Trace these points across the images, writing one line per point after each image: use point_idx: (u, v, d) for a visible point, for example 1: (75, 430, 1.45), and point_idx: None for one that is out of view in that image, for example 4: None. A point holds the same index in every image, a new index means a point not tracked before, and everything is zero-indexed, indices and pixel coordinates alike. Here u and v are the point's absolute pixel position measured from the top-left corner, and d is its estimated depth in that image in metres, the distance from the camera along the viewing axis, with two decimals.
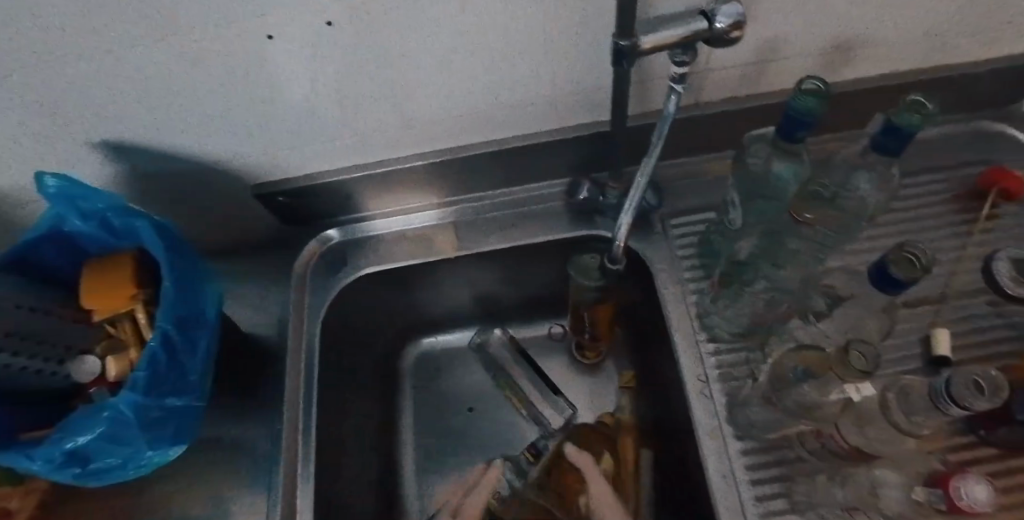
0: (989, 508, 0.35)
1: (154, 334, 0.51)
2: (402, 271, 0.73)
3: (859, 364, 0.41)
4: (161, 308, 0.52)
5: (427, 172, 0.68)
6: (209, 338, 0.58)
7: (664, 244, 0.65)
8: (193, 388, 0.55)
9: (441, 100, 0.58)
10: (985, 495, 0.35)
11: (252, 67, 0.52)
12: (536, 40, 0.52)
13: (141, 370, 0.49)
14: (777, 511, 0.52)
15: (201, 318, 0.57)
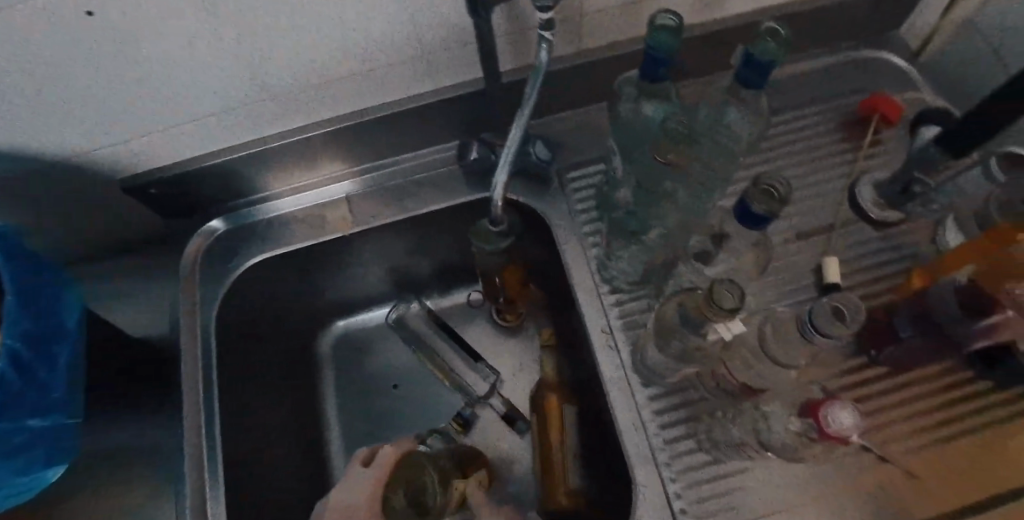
0: (855, 430, 0.35)
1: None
2: (298, 254, 0.69)
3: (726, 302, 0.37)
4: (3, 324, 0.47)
5: (306, 147, 0.63)
6: (74, 349, 0.52)
7: (560, 200, 0.64)
8: (60, 407, 0.50)
9: (304, 66, 0.53)
10: (850, 419, 0.35)
11: (71, 46, 0.45)
12: None
13: None
14: (684, 451, 0.54)
15: (59, 328, 0.51)
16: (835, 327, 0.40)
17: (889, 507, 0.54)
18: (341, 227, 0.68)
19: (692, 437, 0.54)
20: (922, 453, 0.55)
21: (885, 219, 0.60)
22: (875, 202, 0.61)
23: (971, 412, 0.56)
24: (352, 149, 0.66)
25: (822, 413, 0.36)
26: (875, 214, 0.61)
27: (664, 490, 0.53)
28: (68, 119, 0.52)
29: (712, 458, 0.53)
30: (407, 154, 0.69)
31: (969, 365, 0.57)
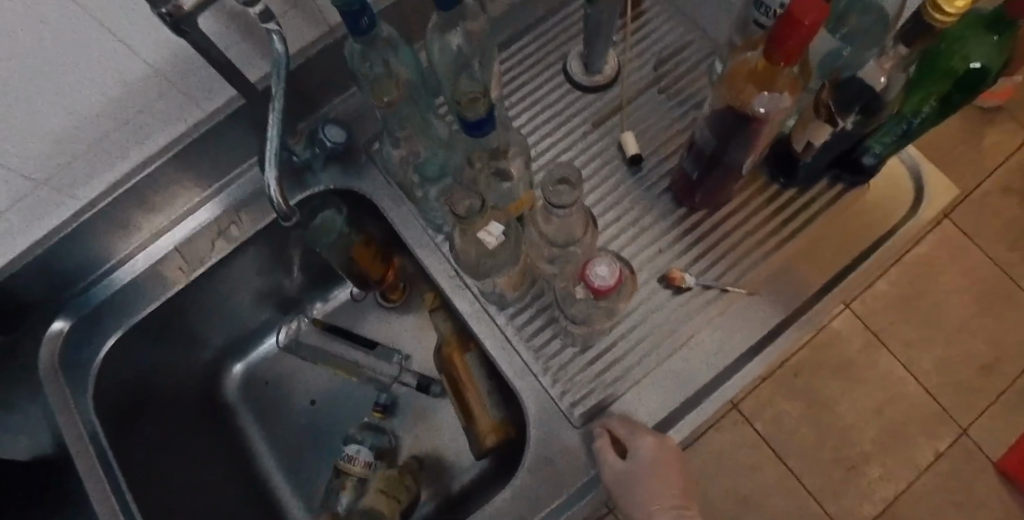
0: (616, 280, 0.38)
1: None
2: (156, 317, 0.69)
3: (466, 212, 0.42)
4: None
5: (109, 215, 0.62)
6: None
7: (371, 171, 0.66)
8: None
9: (49, 143, 0.52)
10: (609, 270, 0.38)
11: None
12: (96, 52, 0.47)
13: None
14: (555, 351, 0.58)
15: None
16: (566, 195, 0.39)
17: (740, 325, 0.60)
18: (180, 277, 0.68)
19: (557, 337, 0.59)
20: (754, 270, 0.61)
21: (595, 83, 0.65)
22: (580, 70, 0.65)
23: (786, 219, 0.62)
24: (159, 198, 0.65)
25: (589, 271, 0.39)
26: (586, 81, 0.65)
27: (545, 390, 0.57)
28: None
29: (581, 348, 0.58)
30: (216, 184, 0.70)
31: (775, 180, 0.63)
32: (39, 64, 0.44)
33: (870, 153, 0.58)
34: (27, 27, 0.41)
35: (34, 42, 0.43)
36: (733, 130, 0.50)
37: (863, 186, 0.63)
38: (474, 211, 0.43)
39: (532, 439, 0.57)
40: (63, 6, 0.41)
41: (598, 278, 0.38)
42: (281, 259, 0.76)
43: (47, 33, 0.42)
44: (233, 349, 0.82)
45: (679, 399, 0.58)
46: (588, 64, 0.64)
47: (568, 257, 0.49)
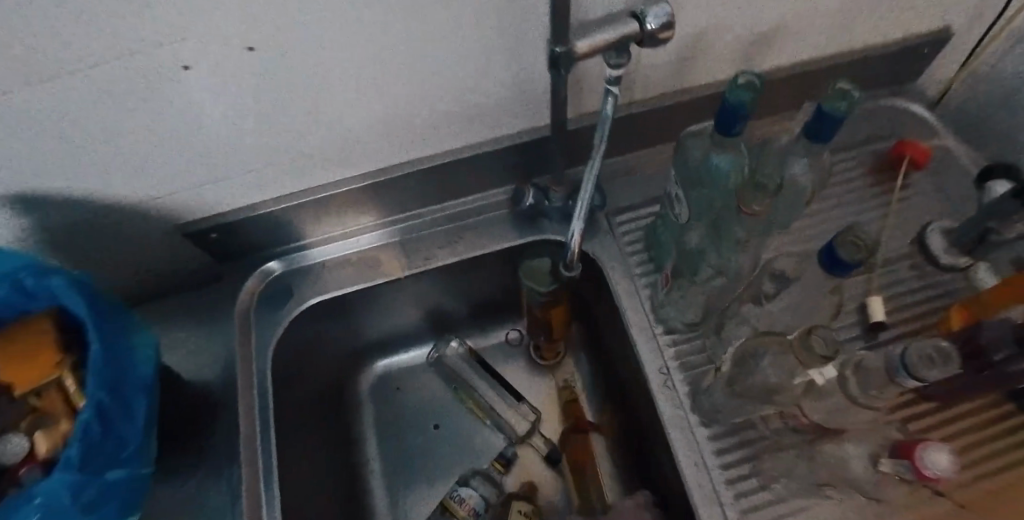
0: (952, 473, 0.38)
1: (83, 406, 0.42)
2: (350, 296, 0.70)
3: (820, 349, 0.42)
4: (88, 376, 0.43)
5: (367, 194, 0.66)
6: (148, 403, 0.48)
7: (609, 241, 0.66)
8: (74, 464, 0.41)
9: (365, 119, 0.56)
10: (947, 462, 0.38)
11: (148, 97, 0.46)
12: (461, 54, 0.51)
13: (72, 447, 0.41)
14: (749, 491, 0.53)
15: (134, 383, 0.47)
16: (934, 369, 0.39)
17: None
18: (395, 270, 0.70)
19: (755, 475, 0.54)
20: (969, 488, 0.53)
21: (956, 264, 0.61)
22: (943, 248, 0.61)
23: (1005, 447, 0.55)
24: (409, 194, 0.68)
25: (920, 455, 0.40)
26: (944, 260, 0.61)
27: None
28: (136, 166, 0.54)
29: (780, 497, 0.53)
30: (453, 202, 0.71)
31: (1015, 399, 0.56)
32: (416, 51, 0.49)
33: None
34: (440, 12, 0.46)
35: (427, 29, 0.47)
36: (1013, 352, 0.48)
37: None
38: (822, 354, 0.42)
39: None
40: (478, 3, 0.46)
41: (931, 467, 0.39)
42: (467, 284, 0.76)
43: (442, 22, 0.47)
44: (379, 345, 0.83)
45: None
46: (959, 244, 0.60)
47: (832, 407, 0.47)
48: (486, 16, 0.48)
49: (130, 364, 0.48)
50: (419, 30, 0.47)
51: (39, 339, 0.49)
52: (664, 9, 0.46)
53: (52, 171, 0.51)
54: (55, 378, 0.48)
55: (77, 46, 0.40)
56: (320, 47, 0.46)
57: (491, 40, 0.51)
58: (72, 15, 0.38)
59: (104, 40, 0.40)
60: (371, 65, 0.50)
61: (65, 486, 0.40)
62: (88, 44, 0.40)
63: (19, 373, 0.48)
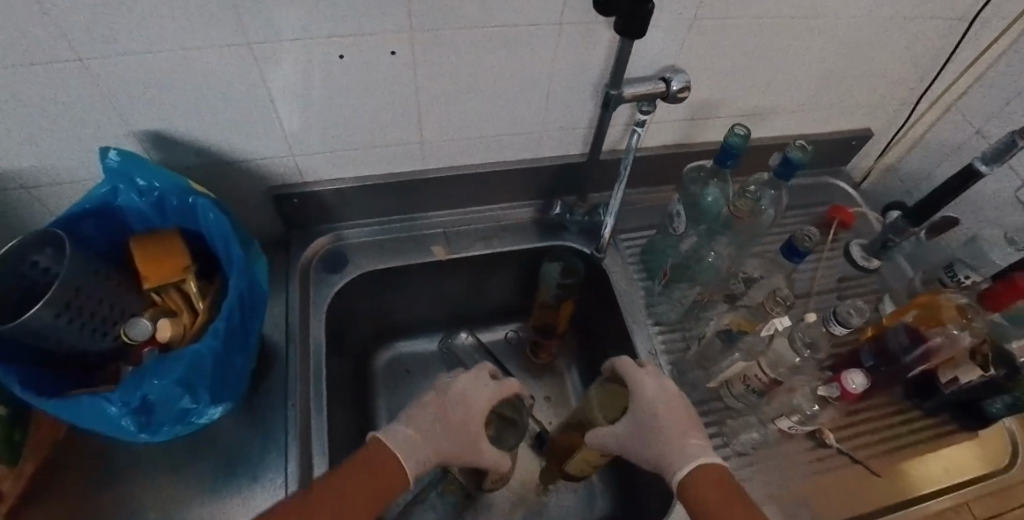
0: (864, 388, 0.57)
1: (229, 293, 0.55)
2: (394, 271, 0.83)
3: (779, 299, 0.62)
4: (234, 273, 0.57)
5: (428, 186, 0.80)
6: (262, 309, 0.61)
7: (614, 252, 0.82)
8: (219, 335, 0.54)
9: (449, 126, 0.73)
10: (861, 380, 0.57)
11: (303, 75, 0.62)
12: (537, 85, 0.69)
13: (221, 321, 0.54)
14: (714, 446, 0.68)
15: (257, 291, 0.60)
16: (852, 317, 0.61)
17: (862, 500, 0.67)
18: (439, 254, 0.84)
19: (719, 435, 0.69)
20: (876, 458, 0.70)
21: (871, 267, 0.82)
22: (861, 256, 0.83)
23: (902, 431, 0.73)
24: (458, 195, 0.83)
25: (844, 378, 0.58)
26: (862, 262, 0.82)
27: None
28: (262, 129, 0.68)
29: (738, 452, 0.68)
30: (490, 206, 0.87)
31: (909, 399, 0.75)
32: (504, 76, 0.67)
33: (995, 403, 0.68)
34: (529, 53, 0.65)
35: (517, 61, 0.65)
36: (908, 345, 0.67)
37: (975, 431, 0.73)
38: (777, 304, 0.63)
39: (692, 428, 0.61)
40: (555, 50, 0.65)
41: (851, 384, 0.57)
42: (487, 280, 0.90)
43: (529, 59, 0.65)
44: (396, 328, 0.94)
45: None
46: (873, 250, 0.82)
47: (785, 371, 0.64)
48: (559, 61, 0.67)
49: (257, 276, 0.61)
50: (511, 61, 0.65)
51: (170, 250, 0.61)
52: (684, 78, 0.65)
53: (200, 120, 0.64)
54: (176, 282, 0.60)
55: (278, 27, 0.56)
56: (440, 63, 0.64)
57: (559, 80, 0.69)
58: (287, 5, 0.54)
59: (298, 26, 0.56)
60: (468, 83, 0.67)
61: (213, 351, 0.53)
62: (286, 27, 0.56)
63: (158, 269, 0.59)
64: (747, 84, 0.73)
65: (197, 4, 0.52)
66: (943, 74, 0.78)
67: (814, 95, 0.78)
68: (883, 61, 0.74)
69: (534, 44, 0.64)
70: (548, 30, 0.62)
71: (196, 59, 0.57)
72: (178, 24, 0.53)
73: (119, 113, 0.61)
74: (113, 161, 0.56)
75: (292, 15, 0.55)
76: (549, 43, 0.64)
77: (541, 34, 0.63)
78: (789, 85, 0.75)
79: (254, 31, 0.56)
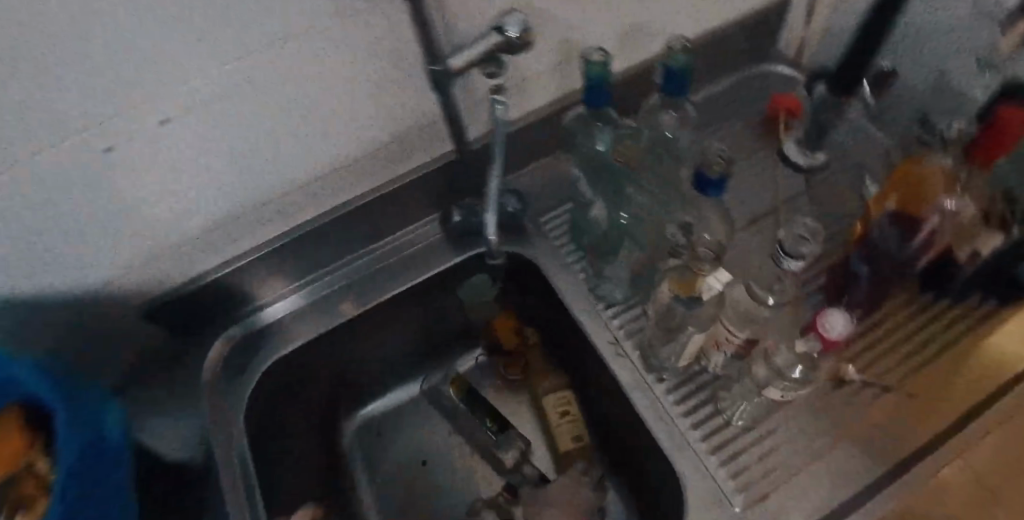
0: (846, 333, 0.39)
1: (60, 467, 0.49)
2: (311, 345, 0.72)
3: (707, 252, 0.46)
4: (60, 442, 0.51)
5: (305, 244, 0.69)
6: (121, 462, 0.55)
7: (538, 239, 0.70)
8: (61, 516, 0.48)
9: (290, 173, 0.61)
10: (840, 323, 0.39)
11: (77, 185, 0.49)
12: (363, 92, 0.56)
13: (57, 502, 0.48)
14: (715, 427, 0.57)
15: (103, 446, 0.54)
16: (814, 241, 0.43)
17: (899, 430, 0.56)
18: (348, 310, 0.73)
19: (717, 415, 0.57)
20: (908, 376, 0.58)
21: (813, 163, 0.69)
22: (800, 151, 0.70)
23: (931, 332, 0.60)
24: (348, 238, 0.72)
25: (820, 322, 0.40)
26: (803, 161, 0.69)
27: (704, 465, 0.55)
28: (78, 252, 0.57)
29: (743, 427, 0.56)
30: (393, 236, 0.76)
31: (925, 293, 0.62)
32: (319, 97, 0.54)
33: None
34: (335, 65, 0.51)
35: (322, 74, 0.52)
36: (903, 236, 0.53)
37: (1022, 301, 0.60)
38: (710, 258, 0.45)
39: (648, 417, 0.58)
40: (365, 52, 0.52)
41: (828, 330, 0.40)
42: (422, 316, 0.79)
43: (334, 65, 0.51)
44: (356, 393, 0.84)
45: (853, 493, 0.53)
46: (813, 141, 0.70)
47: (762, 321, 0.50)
48: (377, 61, 0.53)
49: (101, 429, 0.55)
50: (317, 78, 0.52)
51: (0, 435, 0.52)
52: (520, 18, 0.51)
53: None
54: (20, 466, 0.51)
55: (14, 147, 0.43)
56: (232, 110, 0.50)
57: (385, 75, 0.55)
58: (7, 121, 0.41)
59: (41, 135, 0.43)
60: (279, 120, 0.54)
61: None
62: (27, 142, 0.43)
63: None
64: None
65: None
66: None
67: None
68: None
69: (330, 49, 0.50)
70: (344, 30, 0.48)
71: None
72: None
73: None
74: None
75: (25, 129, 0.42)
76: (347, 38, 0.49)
77: (330, 34, 0.48)
78: None
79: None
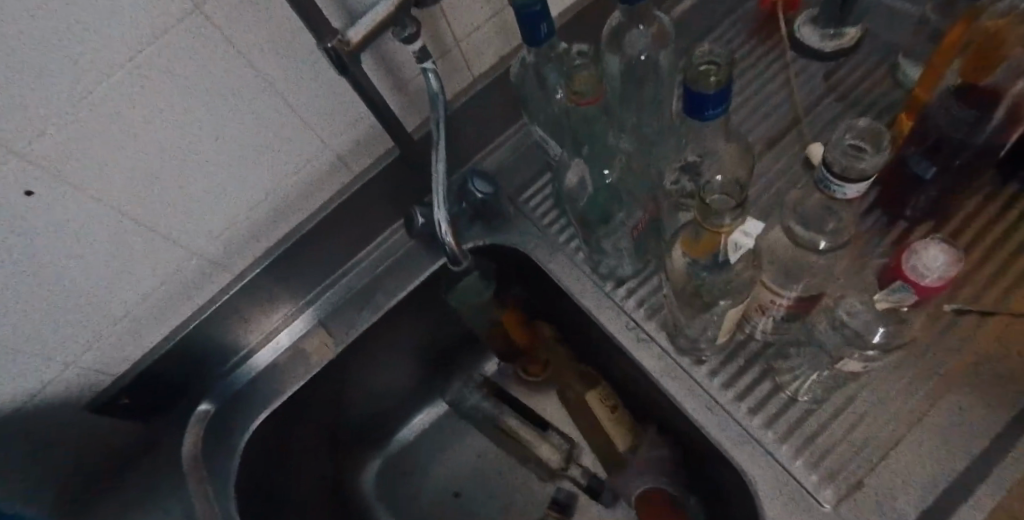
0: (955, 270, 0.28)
1: None
2: (295, 400, 0.63)
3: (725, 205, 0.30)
4: None
5: (259, 290, 0.60)
6: None
7: (522, 224, 0.59)
8: None
9: (208, 220, 0.51)
10: (944, 257, 0.28)
11: None
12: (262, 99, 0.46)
13: None
14: (777, 408, 0.46)
15: None
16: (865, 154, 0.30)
17: (1011, 363, 0.44)
18: (326, 353, 0.63)
19: (779, 391, 0.46)
20: (1010, 292, 0.46)
21: (844, 45, 0.57)
22: (823, 37, 0.57)
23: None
24: (307, 271, 0.62)
25: (908, 265, 0.29)
26: (831, 47, 0.57)
27: (774, 458, 0.44)
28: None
29: (812, 400, 0.45)
30: (360, 255, 0.66)
31: (1008, 184, 0.50)
32: (207, 121, 0.44)
33: None
34: (208, 74, 0.41)
35: (198, 90, 0.42)
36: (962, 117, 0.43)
37: None
38: (730, 212, 0.30)
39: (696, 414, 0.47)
40: (240, 50, 0.41)
41: (931, 277, 0.28)
42: (416, 337, 0.69)
43: (208, 76, 0.41)
44: (365, 435, 0.75)
45: (969, 455, 0.42)
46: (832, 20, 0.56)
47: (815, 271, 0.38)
48: (258, 57, 0.43)
49: None
50: (194, 97, 0.42)
51: None
52: None
53: None
54: None
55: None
56: (100, 160, 0.41)
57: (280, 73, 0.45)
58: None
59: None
60: (168, 159, 0.44)
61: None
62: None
63: None
64: None
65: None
66: None
67: None
68: None
69: (197, 59, 0.40)
70: (196, 26, 0.38)
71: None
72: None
73: None
74: None
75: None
76: (209, 38, 0.39)
77: (185, 42, 0.38)
78: None
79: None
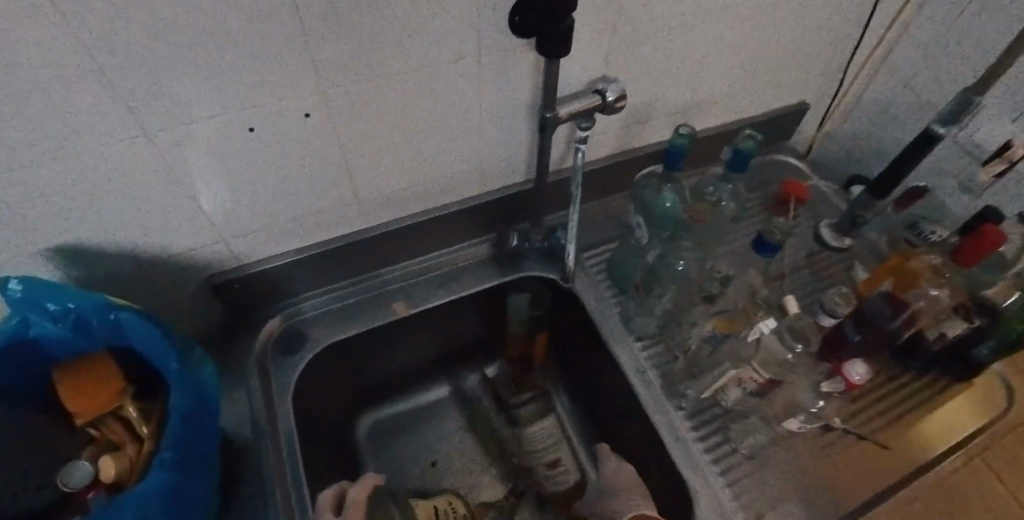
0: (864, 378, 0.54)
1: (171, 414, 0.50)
2: (356, 338, 0.77)
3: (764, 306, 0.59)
4: (174, 391, 0.51)
5: (372, 242, 0.75)
6: (216, 420, 0.55)
7: (580, 273, 0.79)
8: (168, 463, 0.47)
9: (379, 181, 0.68)
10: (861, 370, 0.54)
11: (214, 155, 0.56)
12: (470, 118, 0.65)
13: (168, 450, 0.47)
14: (723, 454, 0.66)
15: (207, 401, 0.54)
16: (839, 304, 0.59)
17: (872, 474, 0.67)
18: (400, 311, 0.78)
19: (726, 443, 0.66)
20: (880, 430, 0.70)
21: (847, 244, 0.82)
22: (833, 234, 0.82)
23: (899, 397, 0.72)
24: (410, 245, 0.79)
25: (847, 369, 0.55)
26: (836, 243, 0.82)
27: (712, 484, 0.64)
28: (180, 222, 0.62)
29: (747, 457, 0.66)
30: (448, 248, 0.83)
31: (898, 364, 0.74)
32: (432, 117, 0.63)
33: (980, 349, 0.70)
34: (453, 90, 0.61)
35: (445, 97, 0.61)
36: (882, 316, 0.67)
37: (967, 381, 0.74)
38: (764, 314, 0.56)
39: (669, 440, 0.66)
40: (480, 84, 0.61)
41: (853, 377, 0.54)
42: (458, 326, 0.86)
43: (454, 91, 0.61)
44: (378, 391, 0.89)
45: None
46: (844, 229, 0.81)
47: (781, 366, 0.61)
48: (484, 93, 0.63)
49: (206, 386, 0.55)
50: (437, 100, 0.61)
51: (100, 380, 0.54)
52: (618, 86, 0.63)
53: (114, 222, 0.58)
54: (114, 409, 0.54)
55: (187, 110, 0.50)
56: (355, 112, 0.58)
57: (489, 108, 0.65)
58: (195, 87, 0.49)
59: (213, 103, 0.51)
60: (394, 131, 0.62)
61: (160, 487, 0.46)
62: (198, 107, 0.51)
63: (90, 402, 0.53)
64: (677, 84, 0.71)
65: (92, 103, 0.46)
66: (863, 38, 0.80)
67: (745, 80, 0.77)
68: (805, 37, 0.75)
69: (457, 79, 0.60)
70: (469, 62, 0.58)
71: (102, 162, 0.51)
72: (83, 129, 0.48)
73: (28, 235, 0.55)
74: (11, 291, 0.48)
75: (202, 96, 0.50)
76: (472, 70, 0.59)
77: (457, 69, 0.58)
78: (717, 76, 0.74)
79: (166, 119, 0.50)
